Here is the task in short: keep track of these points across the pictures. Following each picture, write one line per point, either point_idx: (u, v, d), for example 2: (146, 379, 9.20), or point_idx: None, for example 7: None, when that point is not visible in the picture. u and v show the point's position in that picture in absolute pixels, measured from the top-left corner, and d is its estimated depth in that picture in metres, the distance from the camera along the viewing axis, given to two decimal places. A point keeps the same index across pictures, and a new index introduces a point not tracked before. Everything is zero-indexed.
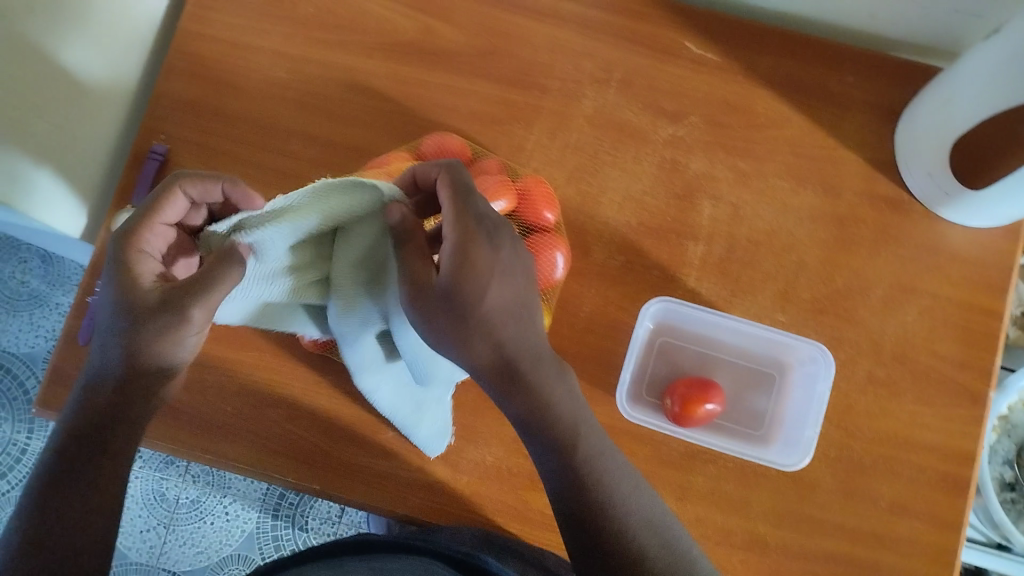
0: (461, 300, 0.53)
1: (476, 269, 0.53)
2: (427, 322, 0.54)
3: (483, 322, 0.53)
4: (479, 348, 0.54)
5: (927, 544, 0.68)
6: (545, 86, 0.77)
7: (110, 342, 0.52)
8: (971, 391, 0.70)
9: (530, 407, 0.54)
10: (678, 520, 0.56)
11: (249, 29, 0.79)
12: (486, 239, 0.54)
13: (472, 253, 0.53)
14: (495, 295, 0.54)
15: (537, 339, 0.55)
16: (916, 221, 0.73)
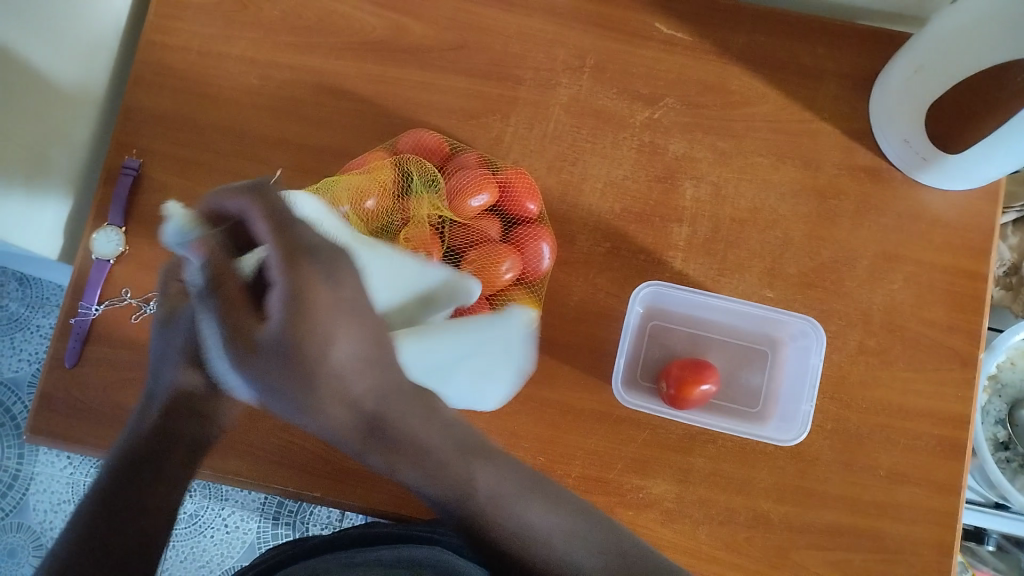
0: (315, 359, 0.51)
1: (309, 320, 0.50)
2: (284, 393, 0.52)
3: (330, 380, 0.53)
4: (331, 407, 0.53)
5: (927, 508, 0.69)
6: (519, 77, 0.76)
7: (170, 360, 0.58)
8: (960, 354, 0.71)
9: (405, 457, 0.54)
10: (588, 507, 0.56)
11: (215, 37, 0.78)
12: (314, 273, 0.51)
13: (303, 303, 0.50)
14: (332, 347, 0.52)
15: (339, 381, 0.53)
16: (897, 188, 0.73)
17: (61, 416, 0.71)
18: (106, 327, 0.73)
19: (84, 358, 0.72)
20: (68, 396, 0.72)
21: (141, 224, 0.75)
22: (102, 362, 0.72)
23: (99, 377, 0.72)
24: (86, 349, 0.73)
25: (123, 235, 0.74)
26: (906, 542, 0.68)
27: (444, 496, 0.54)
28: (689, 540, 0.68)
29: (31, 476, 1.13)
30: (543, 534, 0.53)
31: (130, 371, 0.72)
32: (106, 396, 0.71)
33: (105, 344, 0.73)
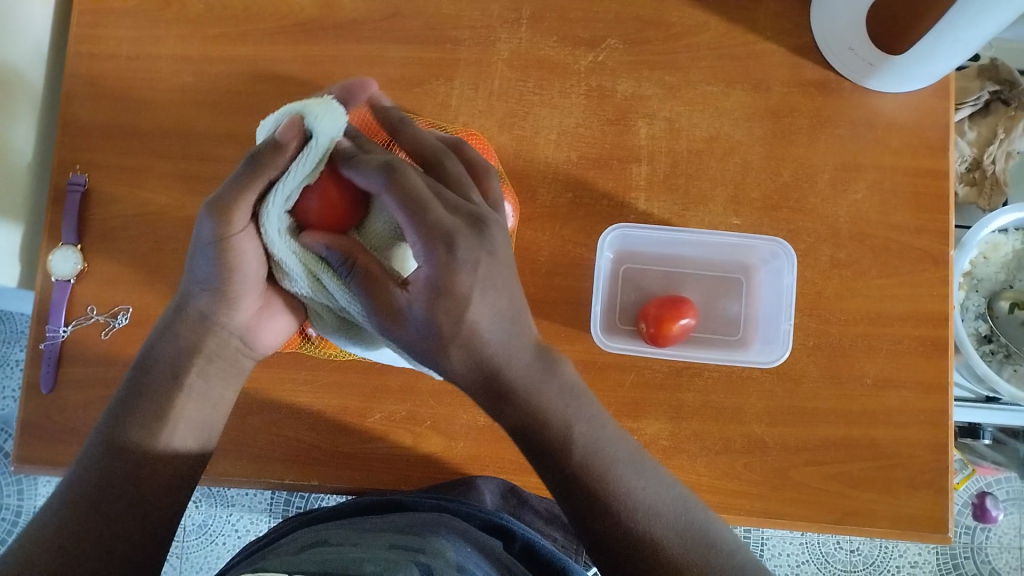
0: (444, 317, 0.47)
1: (456, 292, 0.47)
2: (416, 335, 0.48)
3: (456, 332, 0.48)
4: (454, 361, 0.48)
5: (917, 410, 0.69)
6: (457, 38, 0.75)
7: (156, 392, 0.54)
8: (930, 253, 0.71)
9: (515, 419, 0.50)
10: (666, 481, 0.51)
11: (143, 39, 0.76)
12: (458, 255, 0.47)
13: (455, 277, 0.47)
14: (476, 310, 0.48)
15: (500, 342, 0.49)
16: (847, 98, 0.73)
17: (45, 441, 0.70)
18: (76, 347, 0.72)
19: (60, 381, 0.71)
20: (50, 421, 0.71)
21: (97, 239, 0.74)
22: (79, 383, 0.71)
23: (79, 398, 0.71)
24: (61, 371, 0.72)
25: (79, 253, 0.73)
26: (902, 446, 0.69)
27: (529, 437, 0.50)
28: (689, 474, 0.69)
29: (35, 510, 1.11)
30: (587, 468, 0.49)
31: (109, 388, 0.71)
32: (88, 415, 0.71)
33: (79, 364, 0.72)
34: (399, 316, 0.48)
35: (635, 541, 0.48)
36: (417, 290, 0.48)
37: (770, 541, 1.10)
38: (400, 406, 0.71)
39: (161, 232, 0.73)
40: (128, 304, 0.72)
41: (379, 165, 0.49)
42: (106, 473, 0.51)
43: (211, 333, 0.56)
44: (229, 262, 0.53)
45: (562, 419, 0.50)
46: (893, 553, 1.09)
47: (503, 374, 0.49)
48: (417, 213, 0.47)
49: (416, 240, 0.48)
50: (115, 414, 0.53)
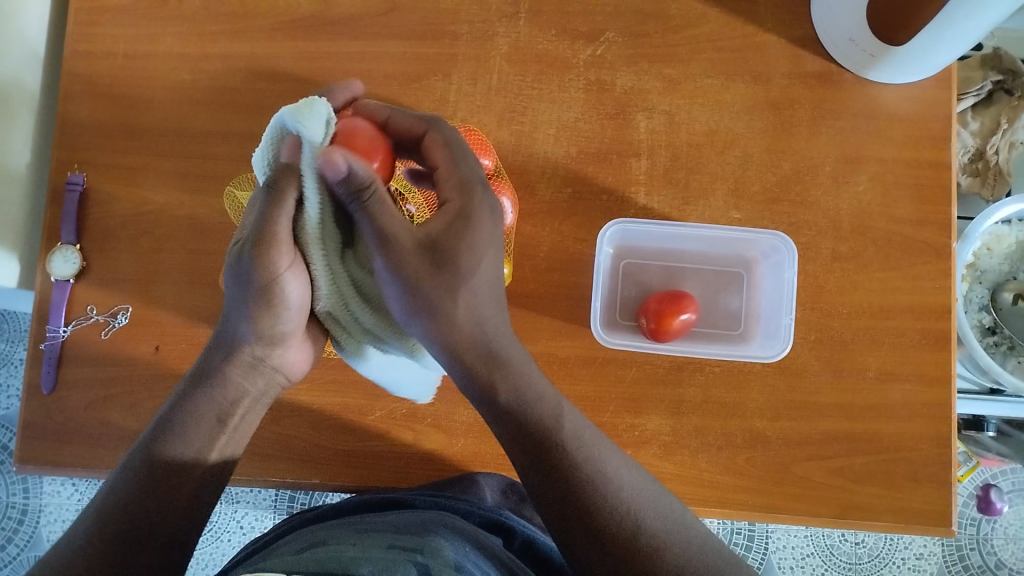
0: (455, 266, 0.50)
1: (473, 243, 0.51)
2: (422, 280, 0.50)
3: (466, 280, 0.51)
4: (460, 309, 0.51)
5: (921, 403, 0.69)
6: (455, 32, 0.74)
7: (192, 428, 0.53)
8: (933, 245, 0.71)
9: (505, 388, 0.52)
10: (651, 481, 0.53)
11: (140, 38, 0.76)
12: (484, 203, 0.52)
13: (471, 226, 0.51)
14: (486, 266, 0.52)
15: (496, 312, 0.53)
16: (848, 90, 0.72)
17: (47, 441, 0.70)
18: (77, 347, 0.72)
19: (61, 381, 0.71)
20: (51, 421, 0.71)
21: (96, 239, 0.74)
22: (80, 382, 0.71)
23: (80, 397, 0.71)
24: (61, 371, 0.72)
25: (78, 252, 0.73)
26: (905, 439, 0.69)
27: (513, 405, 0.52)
28: (691, 470, 0.68)
29: (40, 508, 1.12)
30: (566, 444, 0.51)
31: (109, 387, 0.71)
32: (90, 415, 0.71)
33: (80, 363, 0.72)
34: (417, 244, 0.49)
35: (597, 516, 0.49)
36: (435, 224, 0.51)
37: (775, 534, 1.10)
38: (401, 403, 0.71)
39: (160, 231, 0.73)
40: (128, 304, 0.72)
41: (425, 116, 0.54)
42: (137, 504, 0.49)
43: (256, 372, 0.55)
44: (276, 305, 0.51)
45: (547, 400, 0.53)
46: (898, 545, 1.09)
47: (497, 344, 0.53)
48: (458, 159, 0.53)
49: (448, 183, 0.52)
50: (149, 445, 0.52)
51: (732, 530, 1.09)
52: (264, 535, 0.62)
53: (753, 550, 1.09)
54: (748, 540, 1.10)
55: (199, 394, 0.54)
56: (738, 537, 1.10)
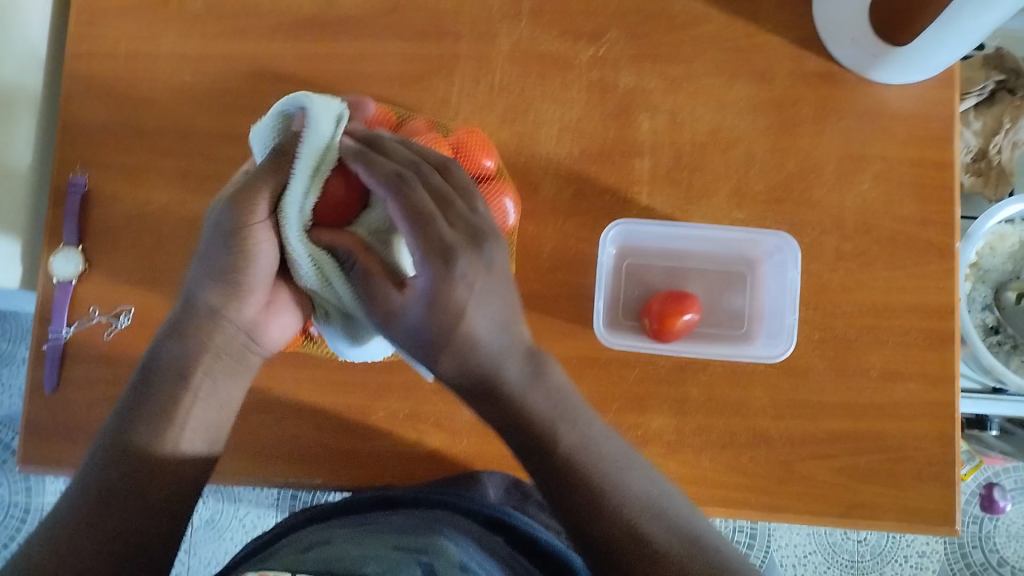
0: (440, 321, 0.49)
1: (454, 300, 0.49)
2: (413, 336, 0.50)
3: (450, 338, 0.49)
4: (448, 360, 0.50)
5: (924, 402, 0.69)
6: (457, 32, 0.74)
7: (156, 392, 0.53)
8: (937, 245, 0.71)
9: (502, 417, 0.51)
10: (666, 488, 0.52)
11: (142, 38, 0.75)
12: (456, 271, 0.49)
13: (449, 288, 0.49)
14: (474, 317, 0.49)
15: (497, 348, 0.50)
16: (852, 89, 0.72)
17: (50, 442, 0.70)
18: (79, 348, 0.72)
19: (64, 382, 0.71)
20: (54, 422, 0.71)
21: (99, 240, 0.73)
22: (83, 383, 0.71)
23: (82, 398, 0.71)
24: (64, 372, 0.72)
25: (81, 253, 0.73)
26: (908, 439, 0.68)
27: (516, 429, 0.50)
28: (694, 470, 0.68)
29: (43, 507, 1.12)
30: (571, 460, 0.50)
31: (112, 388, 0.71)
32: (93, 416, 0.71)
33: (83, 364, 0.72)
34: (394, 319, 0.50)
35: (609, 539, 0.48)
36: (412, 297, 0.49)
37: (777, 532, 1.10)
38: (404, 403, 0.71)
39: (163, 232, 0.73)
40: (130, 304, 0.72)
41: (391, 177, 0.51)
42: (114, 480, 0.50)
43: (220, 328, 0.55)
44: (241, 249, 0.53)
45: (549, 422, 0.50)
46: (900, 543, 1.09)
47: (494, 378, 0.50)
48: (422, 227, 0.49)
49: (416, 252, 0.49)
50: (121, 416, 0.53)
51: (734, 528, 1.10)
52: (267, 533, 0.62)
53: (755, 548, 1.10)
54: (751, 538, 1.10)
55: (165, 356, 0.54)
56: (740, 535, 1.10)
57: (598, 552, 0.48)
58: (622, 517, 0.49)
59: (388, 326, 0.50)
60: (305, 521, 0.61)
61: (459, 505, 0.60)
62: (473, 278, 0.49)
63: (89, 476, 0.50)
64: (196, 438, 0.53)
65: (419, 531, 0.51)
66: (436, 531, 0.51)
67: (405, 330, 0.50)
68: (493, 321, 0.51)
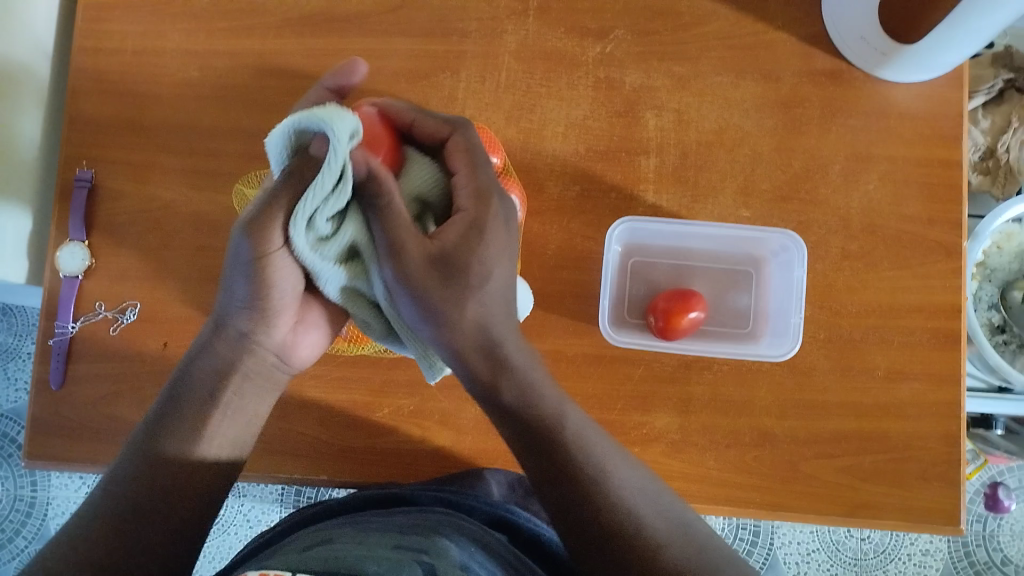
0: (467, 271, 0.50)
1: (485, 247, 0.51)
2: (433, 282, 0.49)
3: (474, 279, 0.50)
4: (468, 310, 0.51)
5: (930, 402, 0.69)
6: (463, 29, 0.74)
7: (185, 409, 0.54)
8: (943, 244, 0.70)
9: (509, 390, 0.52)
10: (664, 488, 0.53)
11: (149, 34, 0.76)
12: (495, 210, 0.52)
13: (484, 233, 0.51)
14: (494, 274, 0.52)
15: (504, 318, 0.53)
16: (859, 88, 0.72)
17: (56, 437, 0.71)
18: (85, 343, 0.72)
19: (70, 377, 0.72)
20: (61, 417, 0.71)
21: (105, 235, 0.74)
22: (89, 378, 0.71)
23: (89, 393, 0.71)
24: (70, 367, 0.72)
25: (87, 249, 0.73)
26: (914, 439, 0.68)
27: (517, 402, 0.52)
28: (699, 468, 0.68)
29: (48, 501, 1.12)
30: (569, 438, 0.52)
31: (118, 383, 0.71)
32: (99, 411, 0.71)
33: (89, 359, 0.72)
34: (425, 257, 0.49)
35: (598, 527, 0.49)
36: (449, 233, 0.50)
37: (780, 529, 1.10)
38: (409, 400, 0.71)
39: (168, 228, 0.73)
40: (136, 300, 0.72)
41: (450, 120, 0.54)
42: (134, 488, 0.50)
43: (250, 352, 0.56)
44: (265, 282, 0.52)
45: (552, 399, 0.53)
46: (904, 541, 1.09)
47: (500, 349, 0.52)
48: (470, 169, 0.52)
49: (464, 193, 0.52)
50: (151, 424, 0.54)
51: (738, 525, 1.09)
52: (272, 531, 0.63)
53: (758, 546, 1.09)
54: (754, 535, 1.10)
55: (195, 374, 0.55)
56: (743, 532, 1.09)
57: (589, 539, 0.49)
58: (620, 513, 0.49)
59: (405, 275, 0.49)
60: (309, 518, 0.61)
61: (462, 502, 0.60)
62: (500, 233, 0.52)
63: (109, 485, 0.51)
64: (221, 456, 0.54)
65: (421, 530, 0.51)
66: (439, 530, 0.51)
67: (426, 278, 0.49)
68: (502, 283, 0.52)
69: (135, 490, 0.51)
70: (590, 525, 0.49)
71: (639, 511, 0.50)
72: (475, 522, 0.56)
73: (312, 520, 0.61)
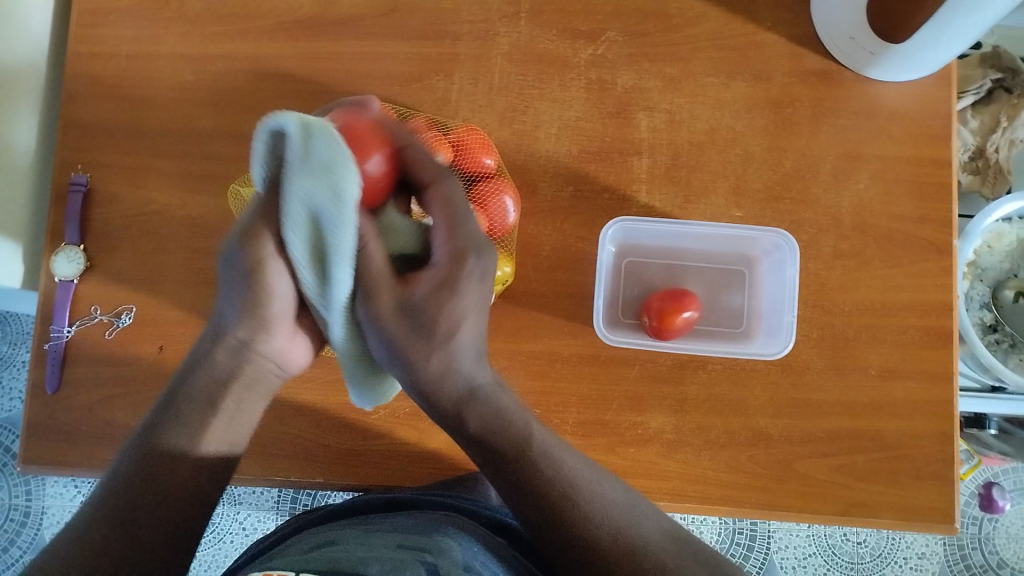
0: (439, 322, 0.51)
1: (460, 303, 0.51)
2: (408, 332, 0.50)
3: (443, 337, 0.51)
4: (435, 361, 0.51)
5: (924, 400, 0.69)
6: (456, 32, 0.75)
7: (181, 412, 0.53)
8: (935, 243, 0.71)
9: (475, 418, 0.53)
10: (628, 487, 0.56)
11: (143, 38, 0.76)
12: (473, 271, 0.51)
13: (458, 290, 0.51)
14: (467, 325, 0.52)
15: (477, 362, 0.54)
16: (849, 88, 0.73)
17: (51, 441, 0.70)
18: (80, 347, 0.72)
19: (64, 381, 0.72)
20: (55, 421, 0.71)
21: (99, 240, 0.74)
22: (84, 382, 0.71)
23: (84, 397, 0.71)
24: (65, 371, 0.72)
25: (82, 253, 0.73)
26: (908, 437, 0.69)
27: (488, 430, 0.53)
28: (694, 467, 0.68)
29: (43, 510, 1.11)
30: (543, 458, 0.53)
31: (113, 387, 0.71)
32: (93, 414, 0.71)
33: (83, 363, 0.72)
34: (398, 308, 0.50)
35: (586, 545, 0.50)
36: (422, 287, 0.51)
37: (777, 533, 1.10)
38: (404, 402, 0.71)
39: (163, 231, 0.73)
40: (131, 303, 0.72)
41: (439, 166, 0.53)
42: (131, 491, 0.50)
43: (248, 358, 0.54)
44: (263, 284, 0.51)
45: (522, 420, 0.54)
46: (900, 544, 1.09)
47: (470, 383, 0.53)
48: (447, 227, 0.51)
49: (441, 250, 0.51)
50: (150, 423, 0.53)
51: (734, 530, 1.10)
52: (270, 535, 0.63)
53: (754, 550, 1.09)
54: (750, 540, 1.10)
55: (195, 375, 0.54)
56: (740, 537, 1.10)
57: (575, 561, 0.50)
58: (600, 526, 0.51)
59: (378, 322, 0.50)
60: (308, 521, 0.61)
61: (460, 505, 0.60)
62: (476, 287, 0.52)
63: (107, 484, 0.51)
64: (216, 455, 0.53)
65: (422, 531, 0.51)
66: (440, 530, 0.51)
67: (397, 326, 0.50)
68: (476, 327, 0.53)
69: (127, 492, 0.50)
70: (576, 544, 0.50)
71: (620, 525, 0.51)
72: (476, 526, 0.56)
73: (310, 524, 0.61)
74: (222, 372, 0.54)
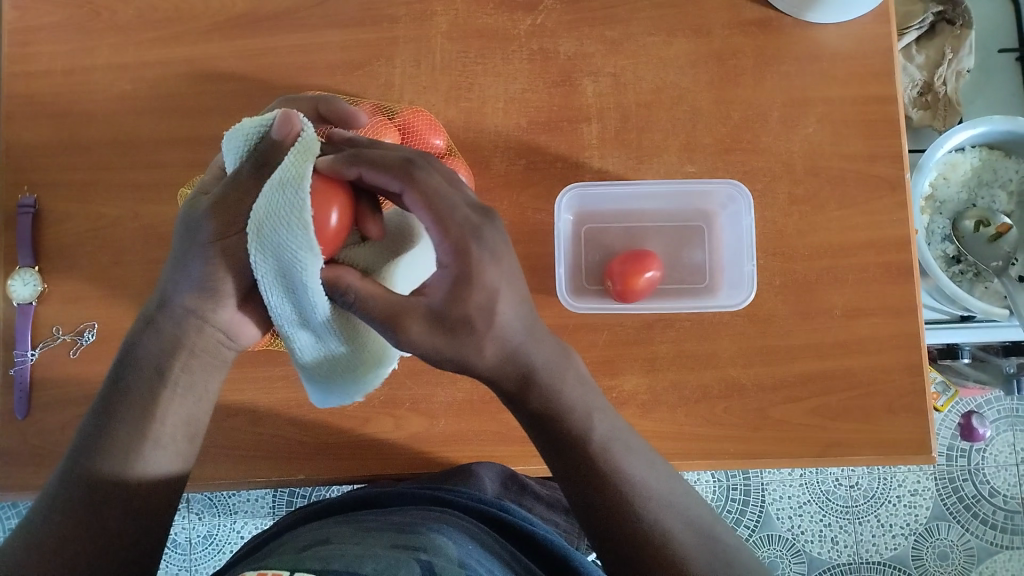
0: (472, 319, 0.46)
1: (490, 290, 0.46)
2: (447, 337, 0.46)
3: (488, 327, 0.47)
4: (487, 351, 0.47)
5: (890, 336, 0.70)
6: (393, 16, 0.74)
7: (136, 390, 0.51)
8: (887, 179, 0.71)
9: (535, 396, 0.49)
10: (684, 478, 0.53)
11: (77, 53, 0.75)
12: (485, 253, 0.46)
13: (478, 277, 0.46)
14: (506, 309, 0.47)
15: (535, 340, 0.49)
16: (788, 34, 0.73)
17: (27, 466, 0.70)
18: (45, 370, 0.71)
19: (34, 405, 0.71)
20: (29, 447, 0.70)
21: (55, 260, 0.73)
22: (54, 404, 0.71)
23: (55, 419, 0.71)
24: (33, 395, 0.71)
25: (38, 274, 0.72)
26: (879, 373, 0.69)
27: (543, 413, 0.49)
28: (671, 425, 0.69)
29: None
30: (600, 445, 0.50)
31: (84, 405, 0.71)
32: (67, 435, 0.70)
33: (50, 385, 0.71)
34: (427, 322, 0.46)
35: (633, 536, 0.48)
36: (437, 291, 0.46)
37: (771, 486, 1.11)
38: (379, 389, 0.71)
39: (118, 245, 0.73)
40: (93, 320, 0.72)
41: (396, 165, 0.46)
42: (85, 481, 0.49)
43: (196, 328, 0.52)
44: (222, 261, 0.52)
45: (581, 406, 0.50)
46: (892, 483, 1.11)
47: (528, 362, 0.48)
48: (442, 212, 0.46)
49: (442, 245, 0.46)
50: (91, 430, 0.50)
51: (728, 486, 1.11)
52: (264, 532, 0.63)
53: (750, 505, 1.11)
54: (745, 495, 1.11)
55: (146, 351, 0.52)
56: (734, 493, 1.11)
57: (619, 550, 0.48)
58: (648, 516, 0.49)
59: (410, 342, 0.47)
60: (299, 519, 0.62)
61: (455, 500, 0.60)
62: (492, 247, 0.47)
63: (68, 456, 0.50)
64: (168, 444, 0.51)
65: (417, 529, 0.51)
66: (436, 528, 0.52)
67: (433, 342, 0.46)
68: (517, 292, 0.48)
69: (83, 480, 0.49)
70: (615, 526, 0.49)
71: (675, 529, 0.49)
72: (473, 525, 0.56)
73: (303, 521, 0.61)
74: (169, 340, 0.52)
